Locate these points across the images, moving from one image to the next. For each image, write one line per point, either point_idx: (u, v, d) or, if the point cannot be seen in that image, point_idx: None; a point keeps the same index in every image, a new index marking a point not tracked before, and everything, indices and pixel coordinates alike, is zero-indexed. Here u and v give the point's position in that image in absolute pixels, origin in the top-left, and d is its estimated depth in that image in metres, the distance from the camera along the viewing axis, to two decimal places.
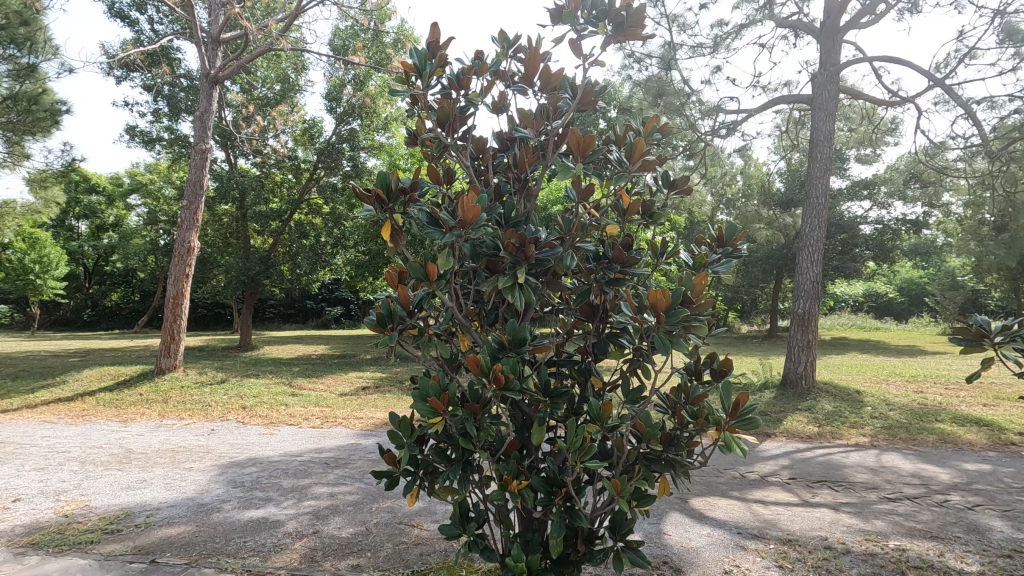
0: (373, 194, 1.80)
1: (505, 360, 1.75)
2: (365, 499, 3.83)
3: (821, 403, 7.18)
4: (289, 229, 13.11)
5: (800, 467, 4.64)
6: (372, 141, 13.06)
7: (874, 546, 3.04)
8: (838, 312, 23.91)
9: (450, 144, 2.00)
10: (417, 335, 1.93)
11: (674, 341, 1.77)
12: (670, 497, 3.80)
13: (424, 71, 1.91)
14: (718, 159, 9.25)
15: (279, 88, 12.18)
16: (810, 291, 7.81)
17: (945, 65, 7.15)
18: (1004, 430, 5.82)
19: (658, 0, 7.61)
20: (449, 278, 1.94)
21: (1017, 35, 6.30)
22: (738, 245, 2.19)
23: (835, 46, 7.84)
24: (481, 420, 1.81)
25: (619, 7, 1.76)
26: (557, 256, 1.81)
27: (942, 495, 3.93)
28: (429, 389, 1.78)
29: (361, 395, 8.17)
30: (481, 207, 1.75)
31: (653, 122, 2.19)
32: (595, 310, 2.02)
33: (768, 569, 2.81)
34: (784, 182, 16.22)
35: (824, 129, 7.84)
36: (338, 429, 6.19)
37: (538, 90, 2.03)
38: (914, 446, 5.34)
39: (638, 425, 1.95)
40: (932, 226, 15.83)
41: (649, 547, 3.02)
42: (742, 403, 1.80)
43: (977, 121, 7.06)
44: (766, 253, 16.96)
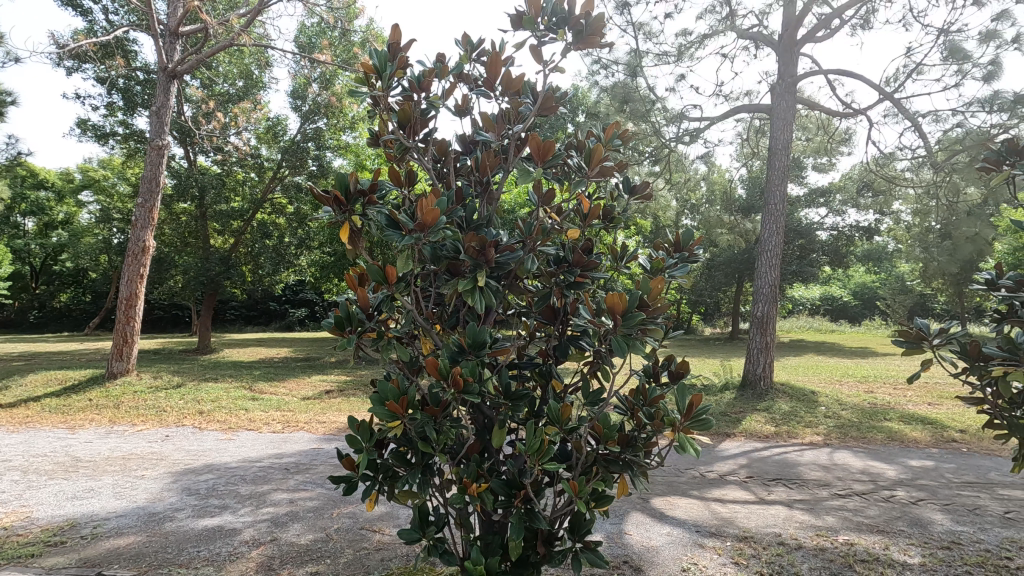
0: (331, 196, 1.77)
1: (464, 363, 1.75)
2: (326, 505, 3.76)
3: (779, 403, 7.41)
4: (251, 229, 12.80)
5: (757, 467, 4.77)
6: (338, 141, 12.88)
7: (824, 542, 3.16)
8: (796, 316, 24.77)
9: (411, 146, 1.99)
10: (376, 338, 1.91)
11: (630, 343, 1.80)
12: (631, 498, 3.85)
13: (385, 72, 1.89)
14: (682, 165, 9.44)
15: (241, 84, 11.92)
16: (769, 294, 8.04)
17: (894, 79, 7.47)
18: (947, 428, 6.12)
19: (624, 8, 7.71)
20: (409, 281, 1.92)
21: (960, 53, 6.65)
22: (695, 249, 2.24)
23: (792, 58, 8.11)
24: (441, 424, 1.80)
25: (579, 15, 1.80)
26: (518, 259, 1.83)
27: (888, 491, 4.11)
28: (388, 392, 1.76)
29: (324, 398, 8.03)
30: (440, 211, 1.75)
31: (613, 129, 2.22)
32: (556, 313, 2.03)
33: (724, 565, 2.88)
34: (745, 188, 16.68)
35: (782, 138, 8.10)
36: (300, 433, 6.06)
37: (500, 95, 2.03)
38: (864, 444, 5.56)
39: (597, 427, 1.97)
40: (883, 233, 16.55)
41: (611, 547, 3.06)
42: (696, 404, 1.84)
43: (922, 134, 7.40)
44: (728, 257, 17.41)
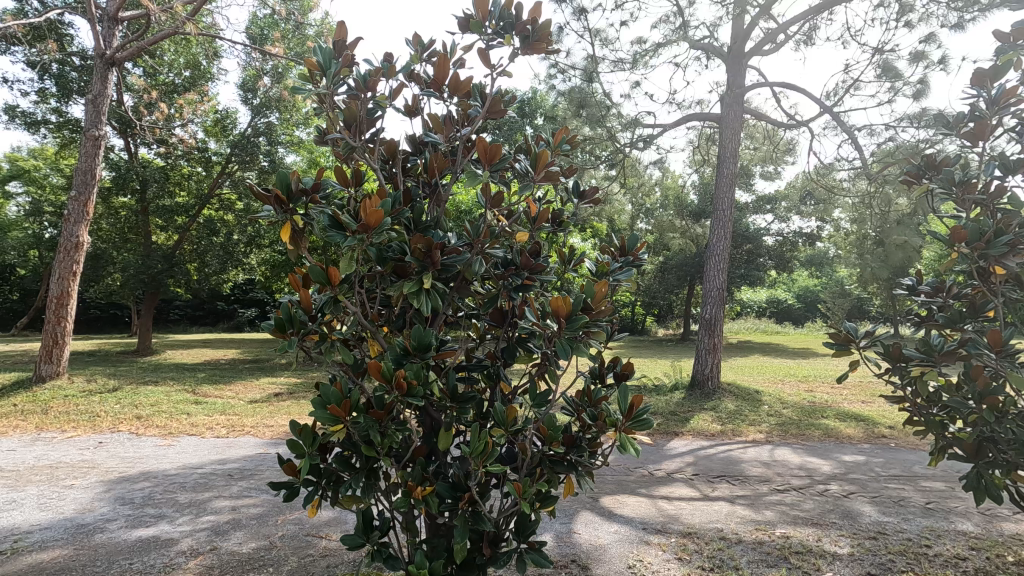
0: (272, 194, 1.72)
1: (408, 365, 1.73)
2: (270, 512, 3.65)
3: (724, 403, 7.66)
4: (197, 226, 12.35)
5: (703, 464, 4.93)
6: (291, 137, 12.49)
7: (762, 535, 3.29)
8: (743, 318, 25.75)
9: (357, 146, 1.96)
10: (319, 341, 1.87)
11: (574, 346, 1.83)
12: (581, 498, 3.90)
13: (330, 71, 1.85)
14: (636, 170, 9.66)
15: (188, 75, 11.50)
16: (717, 298, 8.31)
17: (834, 93, 7.87)
18: (877, 424, 6.48)
19: (582, 14, 7.81)
20: (353, 282, 1.88)
21: (892, 71, 7.07)
22: (639, 254, 2.27)
23: (740, 69, 8.40)
24: (386, 427, 1.78)
25: (526, 20, 1.81)
26: (465, 261, 1.83)
27: (823, 485, 4.32)
28: (330, 395, 1.72)
29: (273, 401, 7.80)
30: (385, 211, 1.73)
31: (562, 134, 2.25)
32: (504, 316, 2.03)
33: (668, 561, 2.96)
34: (697, 193, 17.20)
35: (730, 146, 8.39)
36: (245, 438, 5.87)
37: (448, 97, 2.01)
38: (802, 441, 5.83)
39: (542, 428, 1.98)
40: (824, 239, 17.39)
41: (559, 547, 3.10)
42: (637, 405, 1.88)
43: (858, 146, 7.82)
44: (680, 261, 17.87)
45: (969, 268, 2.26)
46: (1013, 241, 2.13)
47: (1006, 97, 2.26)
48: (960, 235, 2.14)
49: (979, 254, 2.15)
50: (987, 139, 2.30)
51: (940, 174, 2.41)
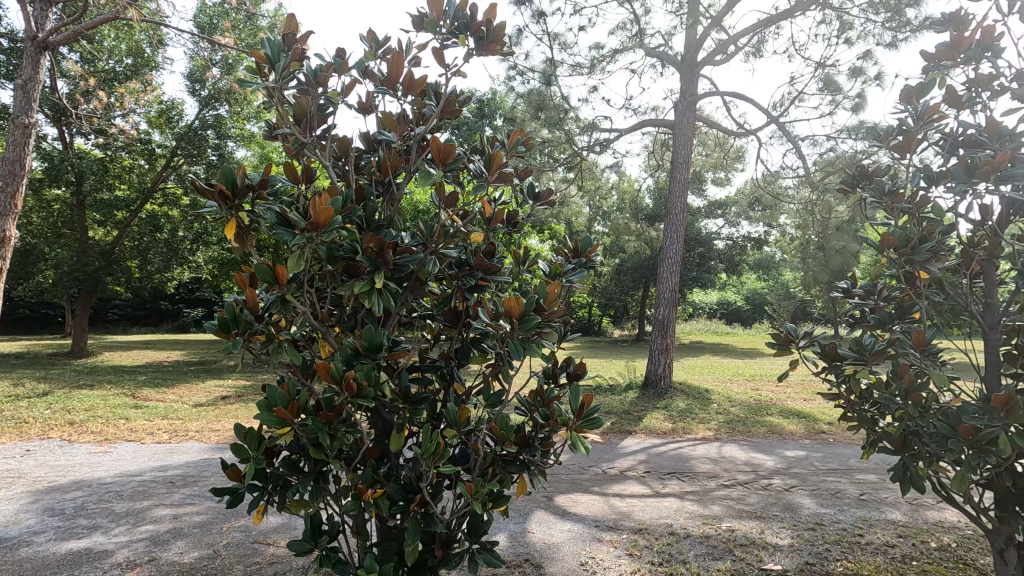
0: (216, 190, 1.65)
1: (359, 366, 1.69)
2: (214, 519, 3.52)
3: (675, 402, 7.88)
4: (138, 221, 11.82)
5: (655, 462, 5.06)
6: (241, 131, 12.06)
7: (709, 529, 3.40)
8: (695, 319, 26.55)
9: (307, 142, 1.92)
10: (266, 342, 1.80)
11: (527, 346, 1.85)
12: (536, 497, 3.93)
13: (279, 63, 1.79)
14: (593, 173, 9.81)
15: (130, 62, 11.00)
16: (669, 299, 8.52)
17: (780, 104, 8.22)
18: (817, 421, 6.80)
19: (540, 17, 7.88)
20: (302, 281, 1.83)
21: (833, 86, 7.45)
22: (592, 256, 2.30)
23: (693, 78, 8.66)
24: (336, 429, 1.74)
25: (481, 21, 1.81)
26: (418, 261, 1.82)
27: (767, 480, 4.51)
28: (276, 397, 1.67)
29: (220, 405, 7.50)
30: (335, 210, 1.69)
31: (517, 135, 2.26)
32: (458, 316, 2.02)
33: (620, 557, 3.02)
34: (652, 197, 17.61)
35: (684, 152, 8.64)
36: (190, 443, 5.63)
37: (402, 95, 1.99)
38: (748, 437, 6.06)
39: (495, 428, 1.98)
40: (770, 244, 18.12)
41: (513, 546, 3.11)
42: (588, 404, 1.91)
43: (802, 155, 8.19)
44: (635, 263, 18.26)
45: (897, 273, 2.39)
46: (935, 248, 2.28)
47: (930, 114, 2.42)
48: (889, 241, 2.27)
49: (906, 260, 2.27)
50: (913, 152, 2.45)
51: (872, 185, 2.55)
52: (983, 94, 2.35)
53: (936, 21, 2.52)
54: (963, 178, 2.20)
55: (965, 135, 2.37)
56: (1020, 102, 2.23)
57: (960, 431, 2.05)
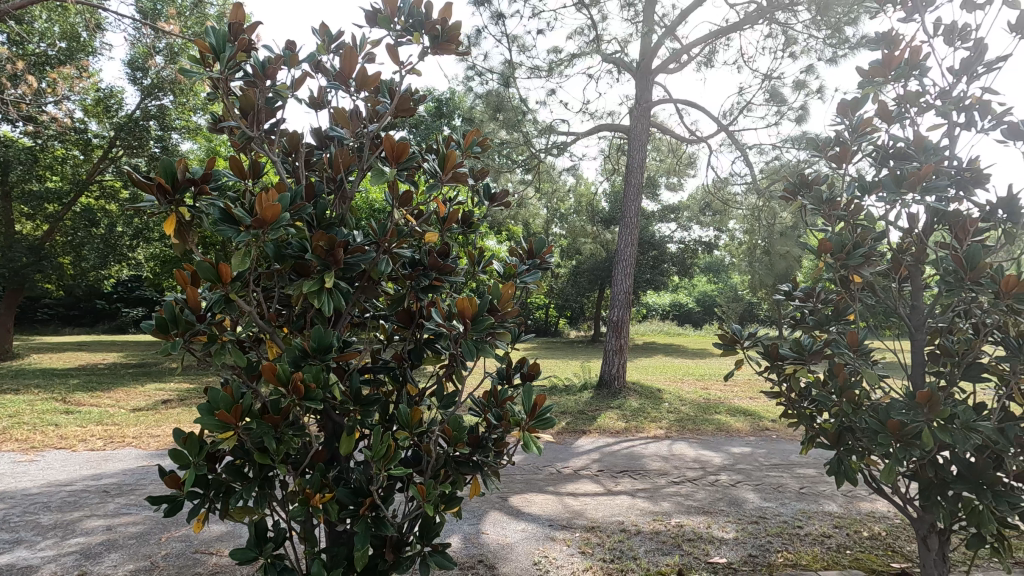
0: (154, 183, 1.56)
1: (306, 367, 1.65)
2: (152, 529, 3.35)
3: (629, 401, 8.04)
4: (72, 215, 11.20)
5: (608, 460, 5.14)
6: (187, 122, 11.54)
7: (659, 525, 3.48)
8: (649, 321, 27.21)
9: (254, 136, 1.85)
10: (208, 342, 1.72)
11: (479, 347, 1.85)
12: (490, 498, 3.93)
13: (224, 53, 1.71)
14: (551, 175, 9.89)
15: (64, 47, 10.37)
16: (623, 301, 8.70)
17: (729, 114, 8.53)
18: (761, 418, 7.08)
19: (500, 19, 7.90)
20: (248, 280, 1.76)
21: (778, 97, 7.79)
22: (546, 257, 2.32)
23: (647, 84, 8.86)
24: (282, 432, 1.69)
25: (435, 20, 1.79)
26: (370, 260, 1.78)
27: (714, 476, 4.66)
28: (218, 400, 1.61)
29: (160, 409, 7.15)
30: (283, 207, 1.64)
31: (473, 136, 2.26)
32: (411, 317, 2.00)
33: (572, 555, 3.05)
34: (608, 201, 17.93)
35: (638, 157, 8.84)
36: (127, 450, 5.35)
37: (355, 91, 1.94)
38: (697, 435, 6.26)
39: (447, 430, 1.97)
40: (720, 248, 18.76)
41: (466, 547, 3.10)
42: (540, 404, 1.92)
43: (749, 162, 8.52)
44: (591, 265, 18.54)
45: (834, 276, 2.52)
46: (868, 253, 2.41)
47: (864, 126, 2.56)
48: (826, 246, 2.39)
49: (841, 264, 2.40)
50: (849, 162, 2.58)
51: (811, 192, 2.67)
52: (911, 110, 2.51)
53: (871, 39, 2.68)
54: (893, 188, 2.34)
55: (895, 148, 2.52)
56: (943, 118, 2.39)
57: (888, 426, 2.17)
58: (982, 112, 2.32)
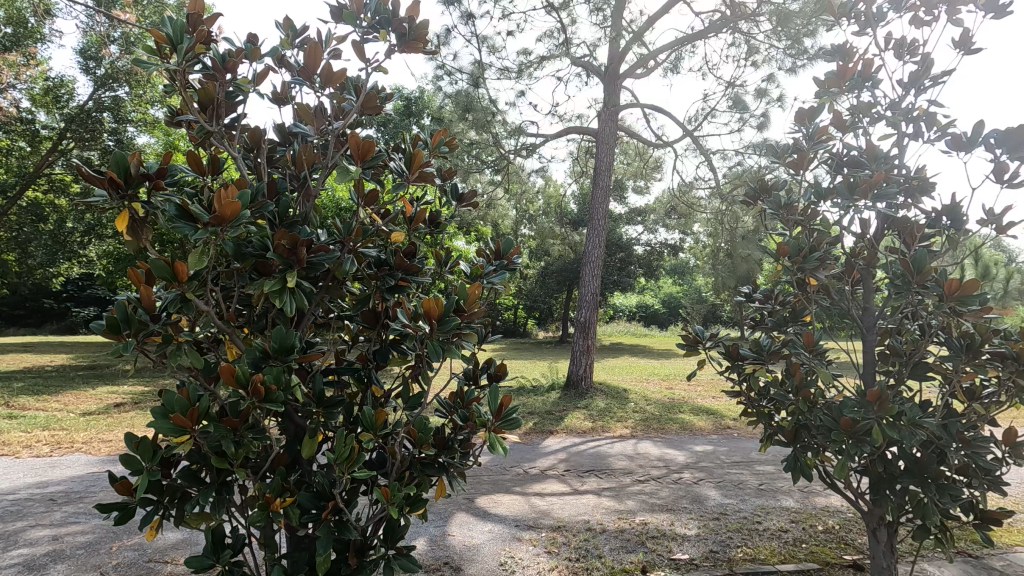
0: (105, 178, 1.50)
1: (267, 369, 1.60)
2: (103, 538, 3.21)
3: (595, 401, 8.13)
4: (18, 210, 10.92)
5: (575, 460, 5.19)
6: (144, 115, 11.13)
7: (624, 524, 3.53)
8: (616, 321, 27.59)
9: (214, 131, 1.80)
10: (163, 343, 1.66)
11: (446, 349, 1.83)
12: (457, 500, 3.92)
13: (181, 45, 1.65)
14: (519, 176, 9.92)
15: (10, 32, 9.86)
16: (591, 301, 8.79)
17: (694, 119, 8.73)
18: (723, 417, 7.26)
19: (470, 19, 7.88)
20: (206, 279, 1.71)
21: (741, 104, 8.01)
22: (514, 258, 2.32)
23: (616, 88, 8.98)
24: (241, 436, 1.64)
25: (402, 18, 1.78)
26: (334, 260, 1.75)
27: (678, 474, 4.76)
28: (173, 403, 1.55)
29: (112, 413, 6.88)
30: (243, 204, 1.59)
31: (440, 135, 2.24)
32: (377, 318, 1.98)
33: (538, 555, 3.07)
34: (576, 203, 18.10)
35: (606, 160, 8.95)
36: (75, 455, 5.13)
37: (320, 87, 1.91)
38: (662, 434, 6.37)
39: (412, 431, 1.95)
40: (685, 250, 19.16)
41: (431, 550, 3.07)
42: (506, 405, 1.92)
43: (713, 167, 8.73)
44: (560, 266, 18.68)
45: (791, 278, 2.60)
46: (823, 257, 2.49)
47: (819, 135, 2.65)
48: (784, 250, 2.48)
49: (798, 268, 2.48)
50: (806, 168, 2.68)
51: (770, 198, 2.76)
52: (864, 120, 2.62)
53: (827, 51, 2.78)
54: (847, 195, 2.43)
55: (848, 156, 2.63)
56: (893, 128, 2.50)
57: (841, 423, 2.26)
58: (929, 124, 2.44)
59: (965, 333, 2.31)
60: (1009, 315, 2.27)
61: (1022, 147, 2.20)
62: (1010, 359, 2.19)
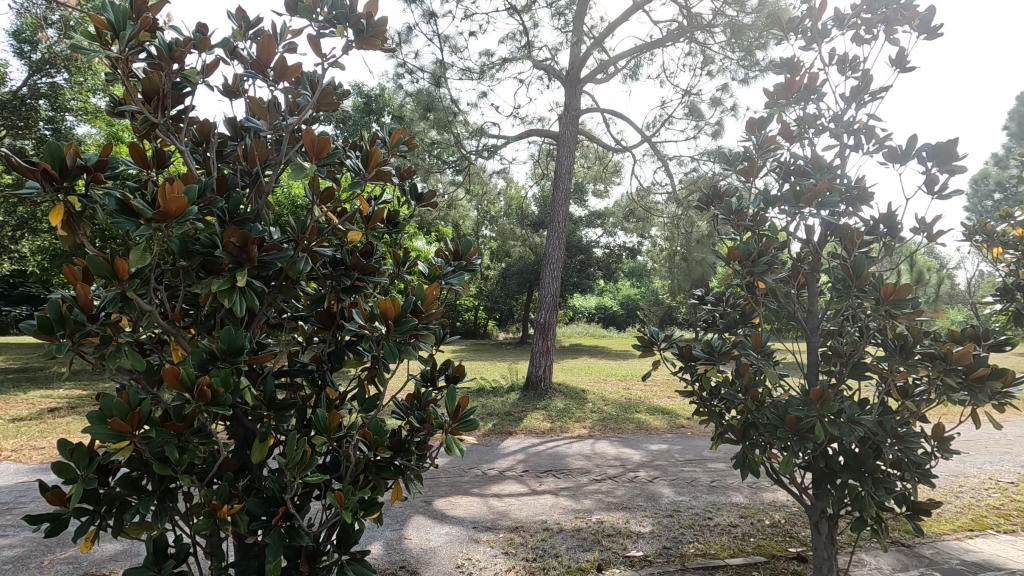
0: (37, 169, 1.41)
1: (214, 371, 1.54)
2: (34, 551, 3.02)
3: (554, 402, 8.19)
4: None
5: (533, 460, 5.22)
6: (85, 104, 10.57)
7: (581, 522, 3.58)
8: (575, 323, 27.94)
9: (159, 123, 1.72)
10: (102, 344, 1.58)
11: (402, 349, 1.80)
12: (414, 502, 3.88)
13: (124, 32, 1.57)
14: (480, 177, 9.90)
15: None
16: (551, 303, 8.85)
17: (652, 125, 8.94)
18: (677, 416, 7.45)
19: (431, 18, 7.82)
20: (150, 277, 1.63)
21: (697, 112, 8.24)
22: (472, 259, 2.32)
23: (576, 92, 9.09)
24: (186, 441, 1.57)
25: (360, 14, 1.74)
26: (287, 259, 1.70)
27: (633, 472, 4.85)
28: (112, 407, 1.47)
29: (46, 418, 6.49)
30: (189, 199, 1.53)
31: (399, 134, 2.21)
32: (332, 318, 1.94)
33: (495, 556, 3.07)
34: (537, 205, 18.23)
35: (567, 163, 9.05)
36: (4, 463, 4.82)
37: (273, 81, 1.85)
38: (618, 434, 6.49)
39: (367, 434, 1.91)
40: (642, 253, 19.57)
41: (387, 554, 3.03)
42: (463, 406, 1.91)
43: (670, 173, 8.95)
44: (520, 268, 18.76)
45: (742, 282, 2.70)
46: (770, 261, 2.59)
47: (769, 144, 2.77)
48: (735, 255, 2.57)
49: (747, 271, 2.58)
50: (756, 176, 2.78)
51: (721, 204, 2.85)
52: (810, 131, 2.74)
53: (776, 63, 2.89)
54: (793, 203, 2.54)
55: (795, 165, 2.74)
56: (836, 140, 2.62)
57: (787, 421, 2.36)
58: (868, 136, 2.57)
59: (899, 335, 2.45)
60: (938, 318, 2.42)
61: (951, 160, 2.35)
62: (938, 359, 2.29)
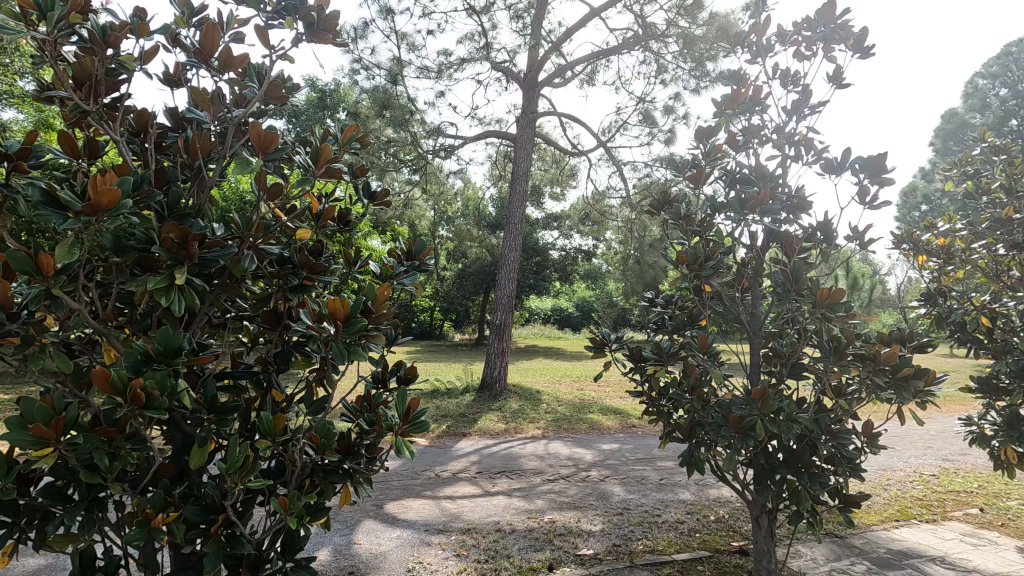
0: None
1: (149, 372, 1.46)
2: None
3: (509, 403, 8.22)
4: None
5: (486, 462, 5.21)
6: (10, 88, 9.90)
7: (533, 523, 3.60)
8: (531, 324, 28.16)
9: (92, 110, 1.62)
10: (22, 345, 1.47)
11: (351, 350, 1.76)
12: (364, 506, 3.80)
13: (52, 12, 1.47)
14: (437, 177, 9.83)
15: None
16: (507, 304, 8.87)
17: (607, 131, 9.11)
18: (629, 416, 7.61)
19: (388, 14, 7.70)
20: (78, 273, 1.53)
21: (651, 119, 8.45)
22: (425, 259, 2.29)
23: (534, 95, 9.15)
24: (118, 447, 1.49)
25: (311, 7, 1.70)
26: (230, 256, 1.63)
27: (586, 472, 4.92)
28: (34, 411, 1.37)
29: None
30: (124, 192, 1.44)
31: (352, 131, 2.16)
32: (279, 318, 1.88)
33: (447, 559, 3.05)
34: (494, 206, 18.27)
35: (524, 165, 9.11)
36: None
37: (217, 70, 1.78)
38: (572, 434, 6.57)
39: (314, 437, 1.86)
40: (597, 256, 19.91)
41: (335, 560, 2.96)
42: (414, 408, 1.88)
43: (625, 178, 9.14)
44: (477, 269, 18.74)
45: (690, 285, 2.78)
46: (716, 265, 2.68)
47: (716, 153, 2.87)
48: (683, 258, 2.65)
49: (694, 275, 2.67)
50: (704, 183, 2.87)
51: (671, 209, 2.93)
52: (754, 142, 2.85)
53: (724, 75, 3.00)
54: (738, 210, 2.64)
55: (740, 173, 2.85)
56: (778, 150, 2.74)
57: (730, 420, 2.45)
58: (807, 148, 2.70)
59: (834, 337, 2.58)
60: (869, 321, 2.57)
61: (881, 173, 2.50)
62: (869, 359, 2.44)
